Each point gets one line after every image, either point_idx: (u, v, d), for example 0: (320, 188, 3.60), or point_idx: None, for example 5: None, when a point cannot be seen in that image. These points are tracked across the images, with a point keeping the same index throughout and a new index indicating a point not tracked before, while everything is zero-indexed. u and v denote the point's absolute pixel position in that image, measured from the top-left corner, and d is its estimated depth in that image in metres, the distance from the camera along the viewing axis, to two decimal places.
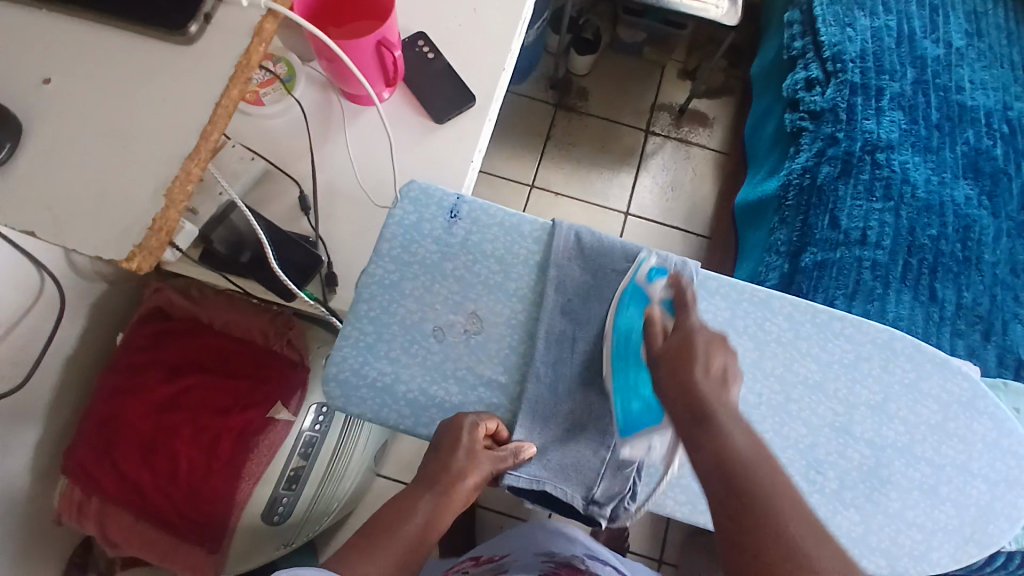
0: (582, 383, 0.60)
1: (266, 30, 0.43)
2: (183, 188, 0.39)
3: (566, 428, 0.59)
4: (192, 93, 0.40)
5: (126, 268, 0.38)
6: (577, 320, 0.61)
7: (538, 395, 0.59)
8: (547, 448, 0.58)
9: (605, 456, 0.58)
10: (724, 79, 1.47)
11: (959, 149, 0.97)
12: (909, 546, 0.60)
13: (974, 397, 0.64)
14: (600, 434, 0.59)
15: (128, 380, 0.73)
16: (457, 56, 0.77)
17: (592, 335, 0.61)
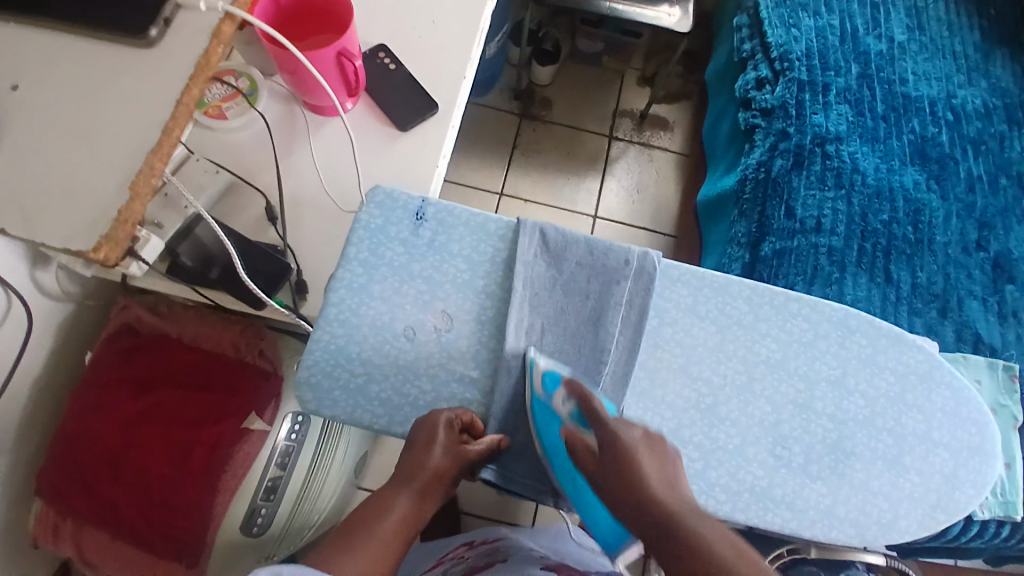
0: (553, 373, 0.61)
1: (225, 32, 0.44)
2: (147, 181, 0.40)
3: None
4: (153, 92, 0.41)
5: (93, 259, 0.39)
6: (544, 314, 0.62)
7: (511, 393, 0.59)
8: (521, 437, 0.59)
9: None
10: (682, 84, 1.52)
11: (905, 137, 1.03)
12: (877, 516, 0.62)
13: (931, 368, 0.67)
14: None
15: (97, 399, 0.72)
16: (419, 66, 0.79)
17: (559, 327, 0.62)
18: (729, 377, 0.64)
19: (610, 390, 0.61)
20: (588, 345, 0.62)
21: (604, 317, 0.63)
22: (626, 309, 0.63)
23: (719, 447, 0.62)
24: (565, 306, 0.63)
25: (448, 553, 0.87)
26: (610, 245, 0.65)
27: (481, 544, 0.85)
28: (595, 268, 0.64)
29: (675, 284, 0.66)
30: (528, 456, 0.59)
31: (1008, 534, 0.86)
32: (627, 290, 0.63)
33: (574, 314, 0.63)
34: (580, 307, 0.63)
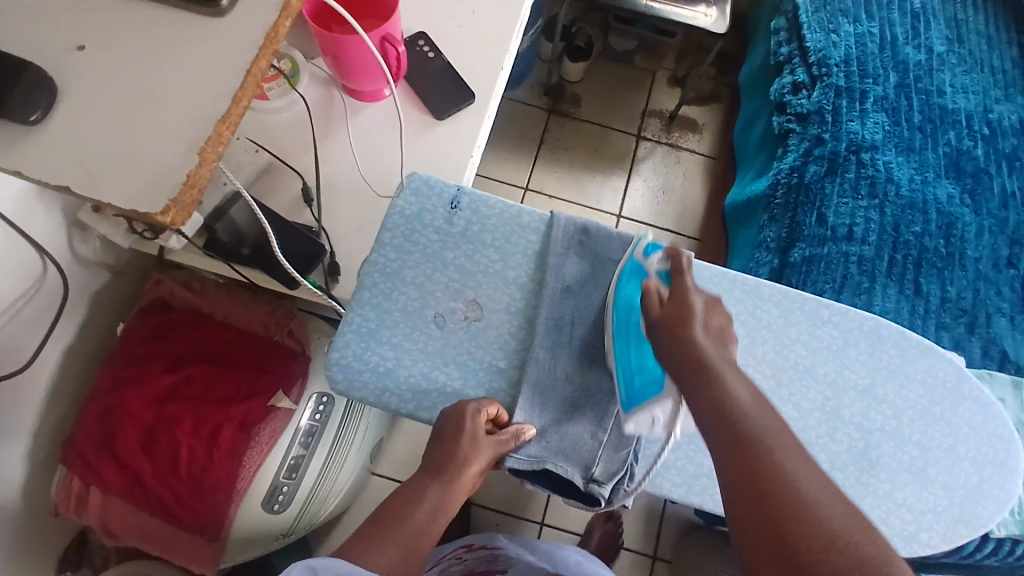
0: (581, 365, 0.61)
1: (292, 6, 0.44)
2: (214, 149, 0.40)
3: (568, 409, 0.60)
4: (222, 63, 0.42)
5: (160, 221, 0.39)
6: (577, 304, 0.62)
7: (538, 384, 0.59)
8: (548, 429, 0.59)
9: (602, 437, 0.59)
10: (712, 86, 1.51)
11: (941, 149, 1.01)
12: (900, 527, 0.62)
13: (959, 381, 0.67)
14: (596, 414, 0.60)
15: (129, 370, 0.73)
16: (458, 56, 0.79)
17: (589, 321, 0.62)
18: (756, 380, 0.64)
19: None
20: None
21: None
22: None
23: None
24: (600, 302, 0.63)
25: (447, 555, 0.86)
26: None
27: (480, 547, 0.85)
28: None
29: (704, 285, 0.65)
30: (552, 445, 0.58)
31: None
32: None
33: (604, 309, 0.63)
34: None
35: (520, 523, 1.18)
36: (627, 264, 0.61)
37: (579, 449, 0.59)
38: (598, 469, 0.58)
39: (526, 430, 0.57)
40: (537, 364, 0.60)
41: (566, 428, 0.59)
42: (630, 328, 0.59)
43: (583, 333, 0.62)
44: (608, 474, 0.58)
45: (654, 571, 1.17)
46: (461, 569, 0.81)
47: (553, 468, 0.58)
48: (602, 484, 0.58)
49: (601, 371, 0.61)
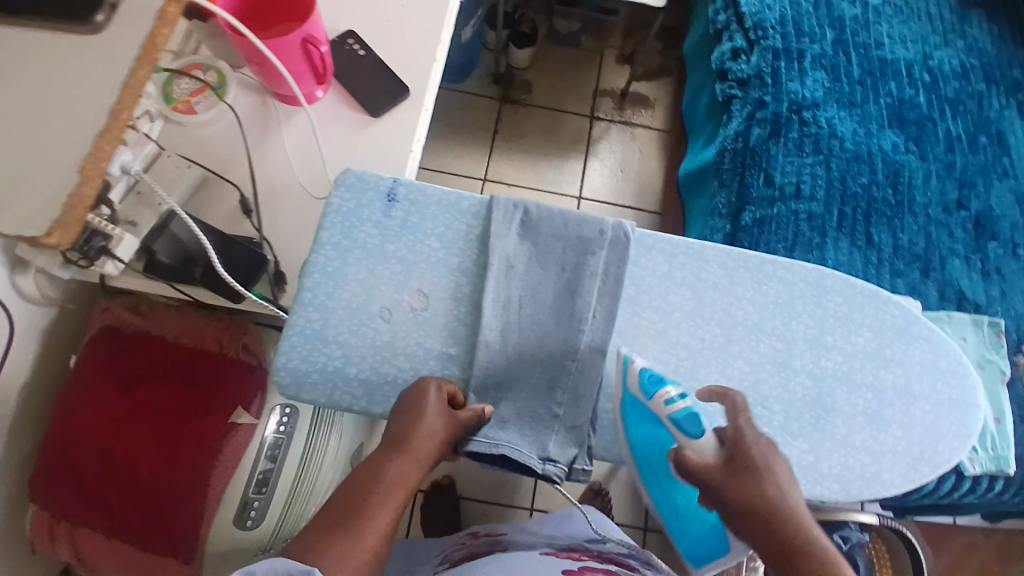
0: (532, 344, 0.61)
1: (170, 13, 0.47)
2: (98, 166, 0.43)
3: (521, 389, 0.61)
4: (103, 81, 0.45)
5: (47, 242, 0.41)
6: (523, 285, 0.63)
7: (492, 367, 0.60)
8: (502, 409, 0.60)
9: (556, 411, 0.60)
10: (661, 61, 1.51)
11: (882, 100, 1.02)
12: (860, 470, 0.63)
13: (908, 324, 0.68)
14: (548, 393, 0.61)
15: (86, 398, 0.72)
16: (390, 50, 0.79)
17: (536, 301, 0.62)
18: (706, 341, 0.64)
19: (588, 358, 0.61)
20: (564, 318, 0.62)
21: (580, 289, 0.63)
22: (603, 279, 0.63)
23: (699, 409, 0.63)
24: (545, 280, 0.63)
25: (448, 545, 0.85)
26: (585, 221, 0.65)
27: (486, 534, 0.83)
28: (573, 240, 0.64)
29: (651, 253, 0.66)
30: (507, 431, 0.59)
31: (1003, 489, 0.86)
32: (602, 259, 0.64)
33: (551, 287, 0.63)
34: (562, 288, 0.63)
35: (510, 510, 1.18)
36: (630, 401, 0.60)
37: (529, 425, 0.60)
38: (553, 447, 0.59)
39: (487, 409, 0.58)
40: (490, 344, 0.60)
41: (517, 402, 0.60)
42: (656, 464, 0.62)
43: (530, 315, 0.62)
44: (563, 450, 0.59)
45: (648, 543, 1.18)
46: (464, 550, 0.80)
47: (510, 452, 0.58)
48: (558, 463, 0.59)
49: (554, 351, 0.61)
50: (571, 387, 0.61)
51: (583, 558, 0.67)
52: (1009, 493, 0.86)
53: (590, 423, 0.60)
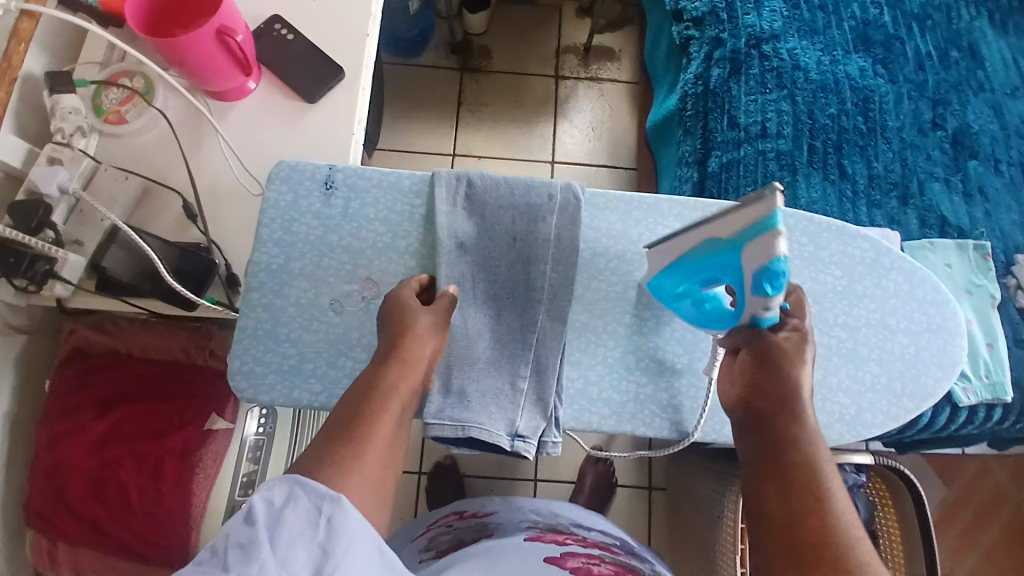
0: (490, 320, 0.60)
1: None
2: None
3: (485, 364, 0.59)
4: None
5: None
6: (474, 260, 0.61)
7: (449, 347, 0.59)
8: (466, 387, 0.58)
9: (521, 385, 0.59)
10: (621, 9, 1.45)
11: (846, 24, 0.98)
12: (840, 412, 0.63)
13: (879, 256, 0.68)
14: (511, 366, 0.59)
15: (62, 424, 0.72)
16: (320, 32, 0.76)
17: (488, 275, 0.61)
18: None
19: (548, 328, 0.60)
20: (520, 291, 0.61)
21: (532, 258, 0.61)
22: (556, 246, 0.62)
23: (666, 367, 0.62)
24: (497, 252, 0.61)
25: (435, 521, 0.84)
26: (531, 186, 0.63)
27: (472, 511, 0.82)
28: (523, 209, 0.62)
29: (603, 212, 0.64)
30: (472, 412, 0.57)
31: (1002, 417, 0.83)
32: (553, 226, 0.62)
33: (503, 260, 0.61)
34: (514, 260, 0.61)
35: (513, 482, 1.19)
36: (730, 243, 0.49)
37: (497, 401, 0.58)
38: (522, 422, 0.57)
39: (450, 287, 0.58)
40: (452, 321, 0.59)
41: (482, 380, 0.58)
42: (699, 259, 0.54)
43: (484, 290, 0.61)
44: (532, 424, 0.58)
45: (653, 500, 1.19)
46: (451, 533, 0.78)
47: (479, 433, 0.56)
48: (529, 440, 0.57)
49: (512, 323, 0.60)
50: (532, 359, 0.60)
51: (567, 543, 0.65)
52: (1009, 421, 0.84)
53: (556, 395, 0.59)
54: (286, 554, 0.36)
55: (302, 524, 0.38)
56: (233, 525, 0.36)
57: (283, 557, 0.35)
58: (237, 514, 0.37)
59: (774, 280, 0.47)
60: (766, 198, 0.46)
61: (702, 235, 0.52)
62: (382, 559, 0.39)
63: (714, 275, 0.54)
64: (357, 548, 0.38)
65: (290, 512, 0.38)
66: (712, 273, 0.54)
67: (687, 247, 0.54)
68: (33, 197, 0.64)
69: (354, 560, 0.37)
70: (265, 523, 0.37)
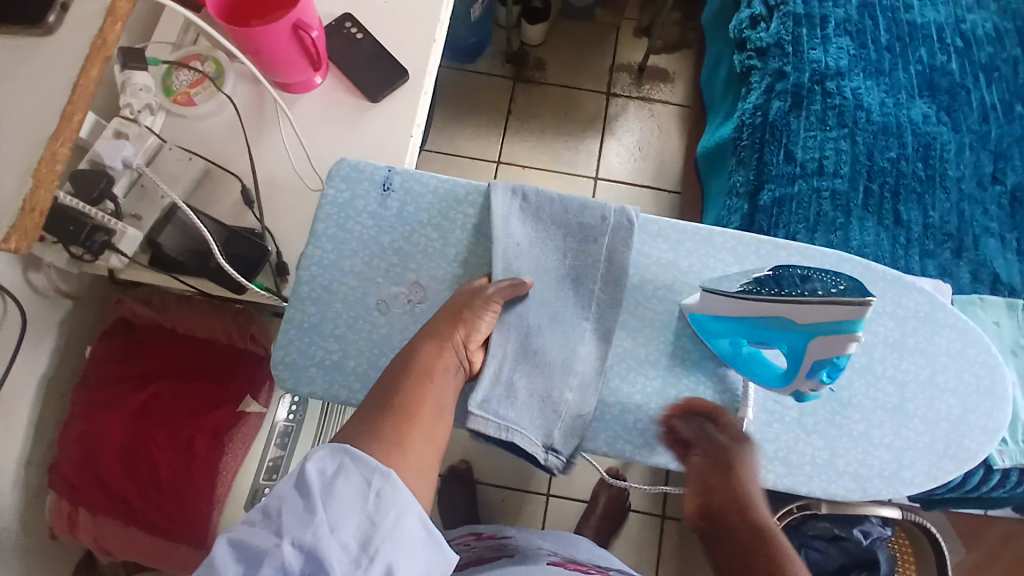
0: (544, 321, 0.60)
1: None
2: (50, 169, 0.42)
3: (530, 369, 0.59)
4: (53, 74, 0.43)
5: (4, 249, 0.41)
6: (531, 264, 0.61)
7: (503, 342, 0.58)
8: (515, 384, 0.58)
9: (567, 399, 0.58)
10: (679, 32, 1.45)
11: (912, 68, 0.96)
12: (879, 468, 0.61)
13: (933, 310, 0.66)
14: (562, 376, 0.59)
15: (103, 393, 0.74)
16: (387, 33, 0.76)
17: (547, 281, 0.61)
18: None
19: (595, 347, 0.60)
20: (569, 307, 0.61)
21: (584, 276, 0.62)
22: (609, 263, 0.62)
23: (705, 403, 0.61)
24: (552, 263, 0.62)
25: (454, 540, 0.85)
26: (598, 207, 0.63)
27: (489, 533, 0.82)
28: (578, 224, 0.62)
29: (655, 240, 0.64)
30: (507, 415, 0.57)
31: None
32: (605, 248, 0.62)
33: (558, 269, 0.62)
34: (571, 273, 0.62)
35: (525, 495, 1.18)
36: (806, 329, 0.54)
37: (531, 404, 0.58)
38: (557, 437, 0.58)
39: (525, 278, 0.59)
40: (507, 319, 0.59)
41: (531, 382, 0.58)
42: (764, 328, 0.56)
43: (542, 296, 0.60)
44: (566, 441, 0.58)
45: (665, 530, 1.16)
46: (470, 551, 0.78)
47: (524, 439, 0.57)
48: (562, 455, 0.58)
49: (569, 336, 0.60)
50: (579, 374, 0.59)
51: (591, 573, 0.66)
52: None
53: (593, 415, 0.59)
54: (337, 519, 0.38)
55: (354, 495, 0.39)
56: (288, 487, 0.39)
57: (334, 522, 0.38)
58: (292, 476, 0.39)
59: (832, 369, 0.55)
60: (858, 306, 0.52)
61: (775, 310, 0.54)
62: (428, 534, 0.41)
63: (769, 341, 0.57)
64: (404, 522, 0.39)
65: (341, 484, 0.39)
66: (767, 339, 0.57)
67: (752, 314, 0.56)
68: (96, 168, 0.65)
69: (401, 533, 0.39)
70: (318, 490, 0.39)
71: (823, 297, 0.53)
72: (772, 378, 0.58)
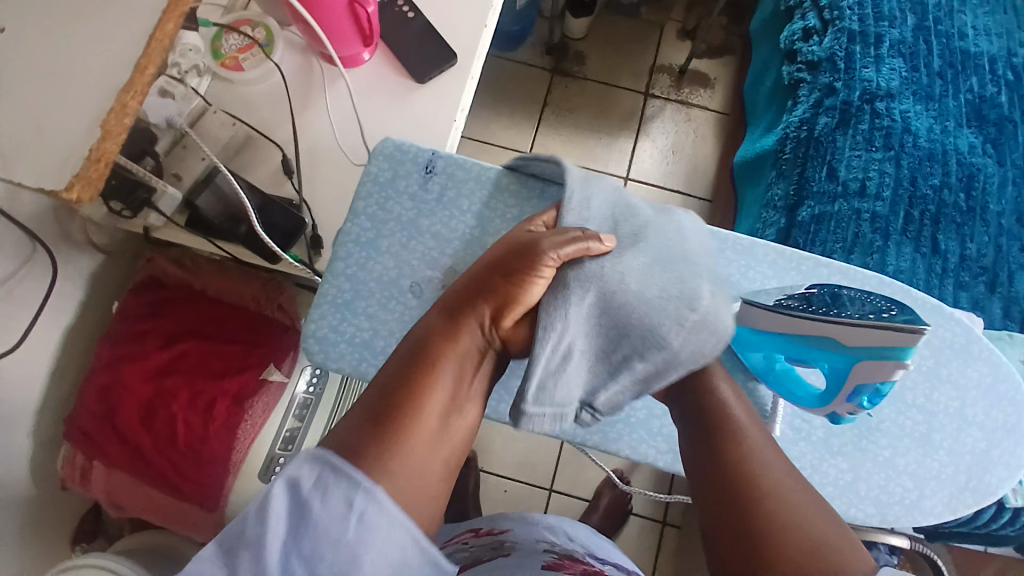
0: (637, 273, 0.55)
1: None
2: (119, 120, 0.43)
3: (604, 334, 0.55)
4: (126, 27, 0.44)
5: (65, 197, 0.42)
6: (617, 221, 0.59)
7: (576, 302, 0.54)
8: (573, 342, 0.54)
9: (635, 368, 0.54)
10: (724, 37, 1.43)
11: (962, 96, 0.94)
12: (900, 495, 0.61)
13: (968, 342, 0.64)
14: (643, 344, 0.54)
15: (127, 346, 0.74)
16: (438, 14, 0.76)
17: (634, 244, 0.57)
18: None
19: (699, 319, 0.54)
20: (664, 269, 0.56)
21: (672, 248, 0.58)
22: (690, 241, 0.60)
23: None
24: (639, 225, 0.59)
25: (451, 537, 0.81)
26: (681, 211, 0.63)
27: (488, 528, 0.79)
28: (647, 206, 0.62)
29: None
30: (563, 393, 0.54)
31: None
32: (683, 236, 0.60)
33: (645, 239, 0.58)
34: (663, 246, 0.58)
35: (528, 489, 1.18)
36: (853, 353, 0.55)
37: (594, 371, 0.56)
38: (601, 398, 0.56)
39: (607, 239, 0.56)
40: (588, 273, 0.55)
41: (591, 341, 0.55)
42: (806, 347, 0.57)
43: (637, 248, 0.57)
44: (609, 403, 0.56)
45: (664, 536, 1.16)
46: (466, 552, 0.74)
47: (564, 393, 0.54)
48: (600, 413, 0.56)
49: (666, 300, 0.55)
50: (665, 347, 0.54)
51: None
52: None
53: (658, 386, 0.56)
54: (302, 552, 0.39)
55: (328, 519, 0.40)
56: (254, 514, 0.40)
57: (300, 554, 0.39)
58: (260, 500, 0.40)
59: (872, 397, 0.56)
60: (909, 335, 0.53)
61: (822, 329, 0.55)
62: (413, 548, 0.41)
63: (810, 360, 0.57)
64: (391, 528, 0.41)
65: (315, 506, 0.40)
66: (806, 358, 0.58)
67: (796, 331, 0.56)
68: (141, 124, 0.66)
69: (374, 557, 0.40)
70: (285, 519, 0.39)
71: (873, 322, 0.54)
72: (808, 398, 0.58)
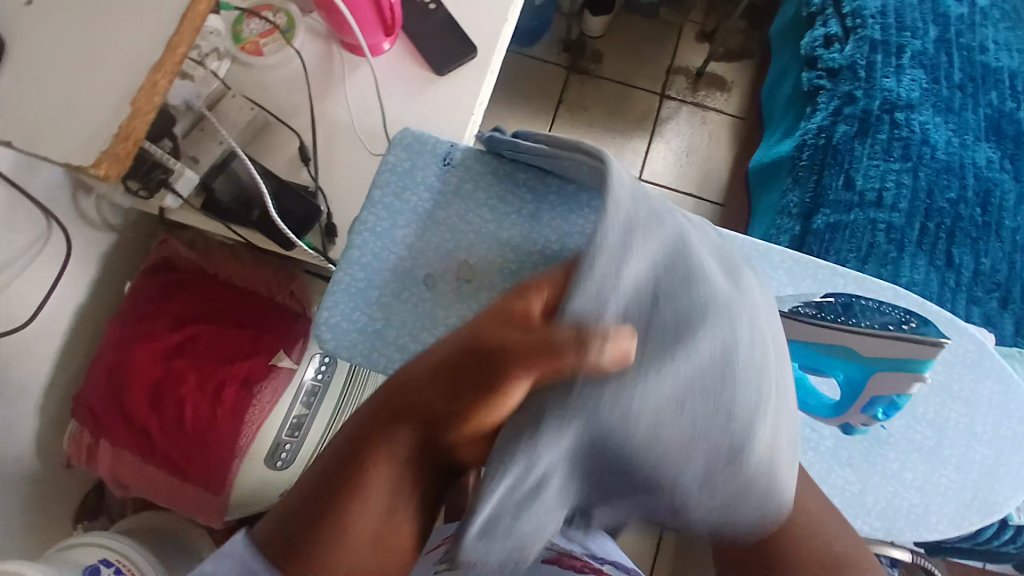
0: (659, 396, 0.39)
1: None
2: (148, 99, 0.43)
3: (599, 465, 0.41)
4: (155, 6, 0.43)
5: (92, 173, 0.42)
6: (657, 299, 0.41)
7: (565, 430, 0.38)
8: (551, 473, 0.39)
9: (638, 500, 0.44)
10: (742, 41, 1.42)
11: (982, 110, 0.93)
12: (906, 509, 0.60)
13: (981, 357, 0.64)
14: (648, 486, 0.42)
15: (137, 327, 0.74)
16: (460, 7, 0.75)
17: (666, 352, 0.40)
18: None
19: (719, 467, 0.42)
20: (699, 392, 0.40)
21: (718, 362, 0.41)
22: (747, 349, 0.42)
23: None
24: (685, 310, 0.41)
25: None
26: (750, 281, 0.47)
27: None
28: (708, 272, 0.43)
29: None
30: (525, 529, 0.40)
31: None
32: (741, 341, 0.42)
33: (685, 340, 0.40)
34: (703, 357, 0.41)
35: None
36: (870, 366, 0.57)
37: (582, 491, 0.43)
38: (597, 511, 0.46)
39: (628, 340, 0.36)
40: (584, 396, 0.38)
41: (580, 470, 0.41)
42: (823, 358, 0.59)
43: (673, 365, 0.39)
44: (609, 513, 0.46)
45: (663, 539, 1.16)
46: None
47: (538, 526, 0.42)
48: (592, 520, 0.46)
49: (691, 439, 0.40)
50: (674, 492, 0.42)
51: None
52: None
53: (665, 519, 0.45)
54: None
55: None
56: None
57: None
58: None
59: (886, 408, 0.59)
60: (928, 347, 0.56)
61: (839, 338, 0.57)
62: None
63: (826, 370, 0.60)
64: None
65: None
66: (822, 367, 0.60)
67: (817, 341, 0.58)
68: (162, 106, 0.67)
69: None
70: None
71: (893, 334, 0.57)
72: (822, 408, 0.61)
